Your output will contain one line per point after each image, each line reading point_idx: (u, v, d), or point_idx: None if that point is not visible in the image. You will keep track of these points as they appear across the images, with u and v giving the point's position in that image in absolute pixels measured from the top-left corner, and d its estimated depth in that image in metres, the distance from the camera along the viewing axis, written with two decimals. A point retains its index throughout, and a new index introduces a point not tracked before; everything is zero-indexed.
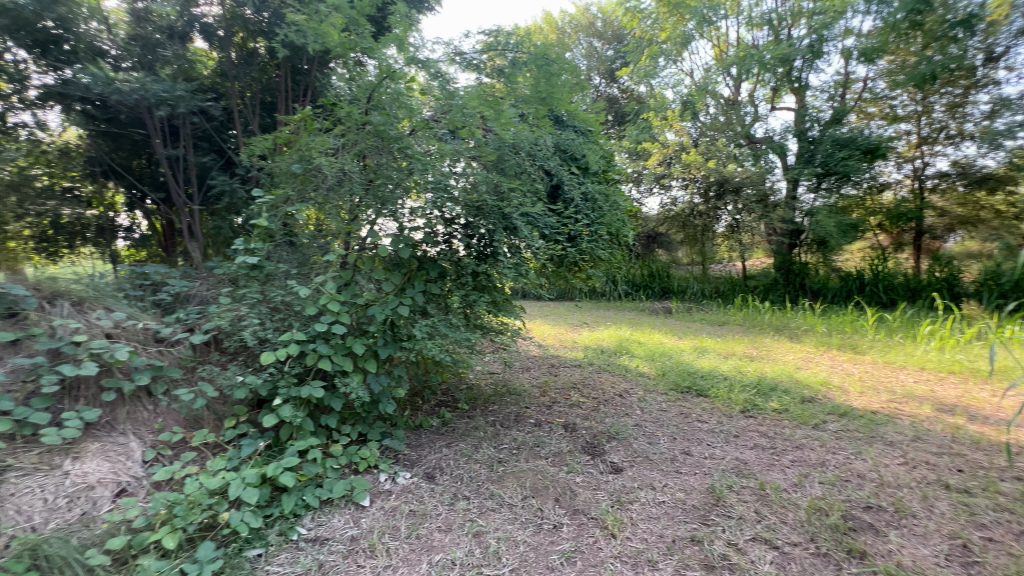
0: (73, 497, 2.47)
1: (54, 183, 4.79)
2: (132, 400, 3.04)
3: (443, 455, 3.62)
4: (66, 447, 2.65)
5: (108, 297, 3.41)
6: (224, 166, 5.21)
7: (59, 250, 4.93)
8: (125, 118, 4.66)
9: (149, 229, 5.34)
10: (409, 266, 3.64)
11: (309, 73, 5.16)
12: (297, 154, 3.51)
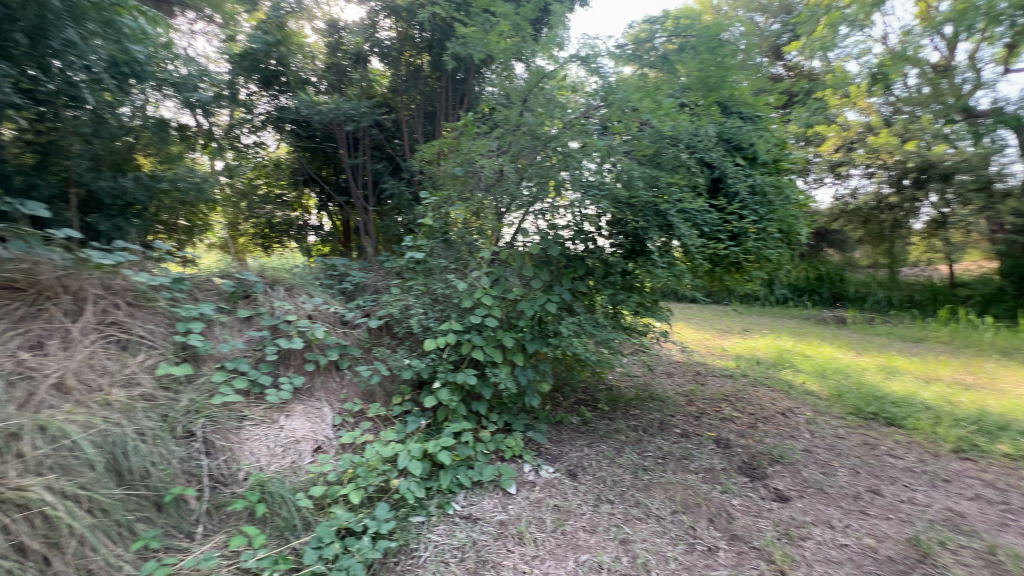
0: (286, 446, 2.98)
1: (269, 191, 5.92)
2: (325, 372, 3.61)
3: (585, 454, 3.62)
4: (281, 406, 3.21)
5: (309, 285, 4.11)
6: (394, 171, 5.88)
7: (272, 245, 6.04)
8: (320, 132, 5.56)
9: (332, 228, 6.32)
10: (557, 264, 3.69)
11: (467, 81, 5.55)
12: (459, 158, 3.77)
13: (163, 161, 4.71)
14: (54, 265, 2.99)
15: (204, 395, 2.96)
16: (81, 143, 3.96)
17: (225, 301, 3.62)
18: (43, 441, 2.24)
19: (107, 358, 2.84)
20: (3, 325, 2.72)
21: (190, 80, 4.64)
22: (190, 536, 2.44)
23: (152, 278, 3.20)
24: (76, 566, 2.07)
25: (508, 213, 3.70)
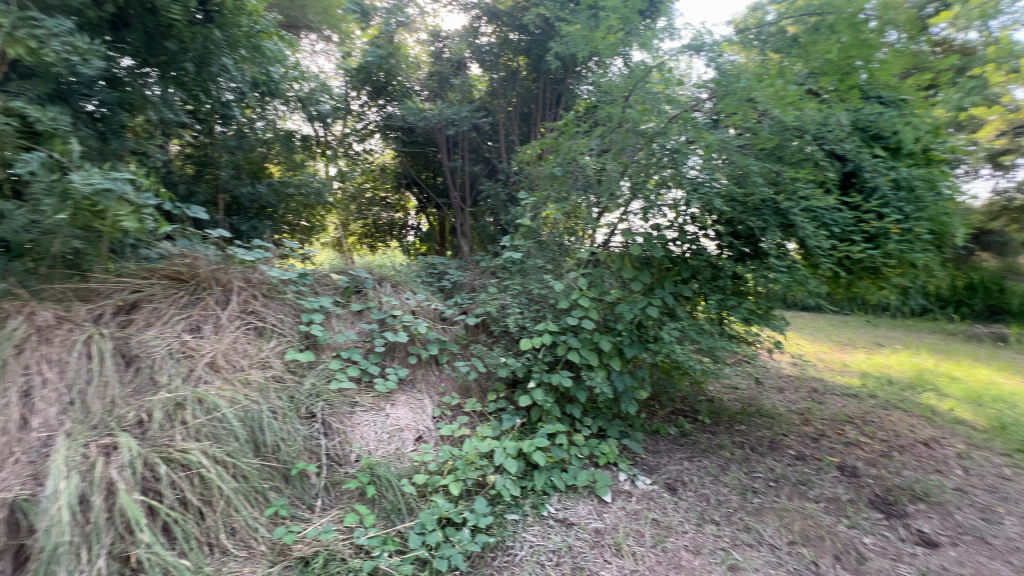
0: (391, 434, 3.18)
1: (375, 194, 6.34)
2: (426, 365, 3.79)
3: (685, 468, 3.42)
4: (387, 395, 3.43)
5: (412, 282, 4.34)
6: (490, 173, 6.02)
7: (375, 244, 6.48)
8: (421, 137, 5.84)
9: (430, 227, 6.53)
10: (659, 266, 3.50)
11: (564, 81, 5.51)
12: (560, 158, 3.75)
13: (288, 168, 5.19)
14: (208, 261, 3.42)
15: (323, 379, 3.25)
16: (228, 151, 4.62)
17: (341, 295, 3.95)
18: (201, 411, 2.60)
19: (248, 342, 3.22)
20: (171, 310, 3.15)
21: (312, 93, 5.33)
22: (311, 509, 2.65)
23: (283, 273, 3.60)
24: (224, 523, 2.34)
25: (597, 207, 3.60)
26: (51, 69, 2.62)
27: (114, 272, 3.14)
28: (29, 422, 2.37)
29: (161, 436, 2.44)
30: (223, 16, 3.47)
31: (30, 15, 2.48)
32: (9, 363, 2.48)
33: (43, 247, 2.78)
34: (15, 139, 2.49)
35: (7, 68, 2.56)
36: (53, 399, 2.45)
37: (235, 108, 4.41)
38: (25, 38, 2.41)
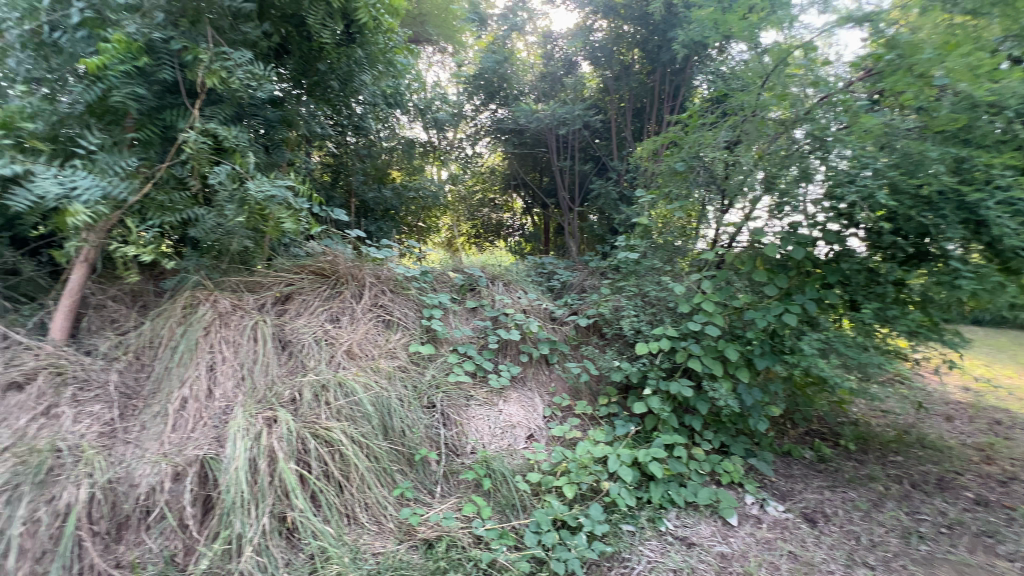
0: (504, 430, 3.26)
1: (485, 195, 6.60)
2: (536, 365, 3.81)
3: (826, 499, 3.03)
4: (500, 391, 3.51)
5: (523, 281, 4.40)
6: (601, 171, 5.89)
7: (480, 244, 6.69)
8: (529, 138, 5.89)
9: (534, 226, 6.65)
10: (798, 269, 3.14)
11: (684, 71, 5.20)
12: (684, 152, 3.52)
13: (409, 173, 5.68)
14: (345, 259, 3.77)
15: (442, 372, 3.41)
16: (356, 161, 5.02)
17: (457, 292, 4.13)
18: (342, 394, 2.87)
19: (378, 333, 3.50)
20: (316, 302, 3.52)
21: (436, 107, 5.77)
22: (432, 494, 2.81)
23: (408, 271, 3.89)
24: (360, 498, 2.56)
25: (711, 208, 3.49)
26: (236, 94, 3.08)
27: (273, 266, 3.57)
28: (213, 392, 2.77)
29: (310, 414, 2.74)
30: (364, 35, 3.77)
31: (223, 50, 2.94)
32: (198, 342, 2.92)
33: (224, 245, 3.28)
34: (209, 155, 2.97)
35: (205, 96, 3.07)
36: (230, 374, 2.85)
37: (371, 120, 4.84)
38: (219, 69, 2.86)
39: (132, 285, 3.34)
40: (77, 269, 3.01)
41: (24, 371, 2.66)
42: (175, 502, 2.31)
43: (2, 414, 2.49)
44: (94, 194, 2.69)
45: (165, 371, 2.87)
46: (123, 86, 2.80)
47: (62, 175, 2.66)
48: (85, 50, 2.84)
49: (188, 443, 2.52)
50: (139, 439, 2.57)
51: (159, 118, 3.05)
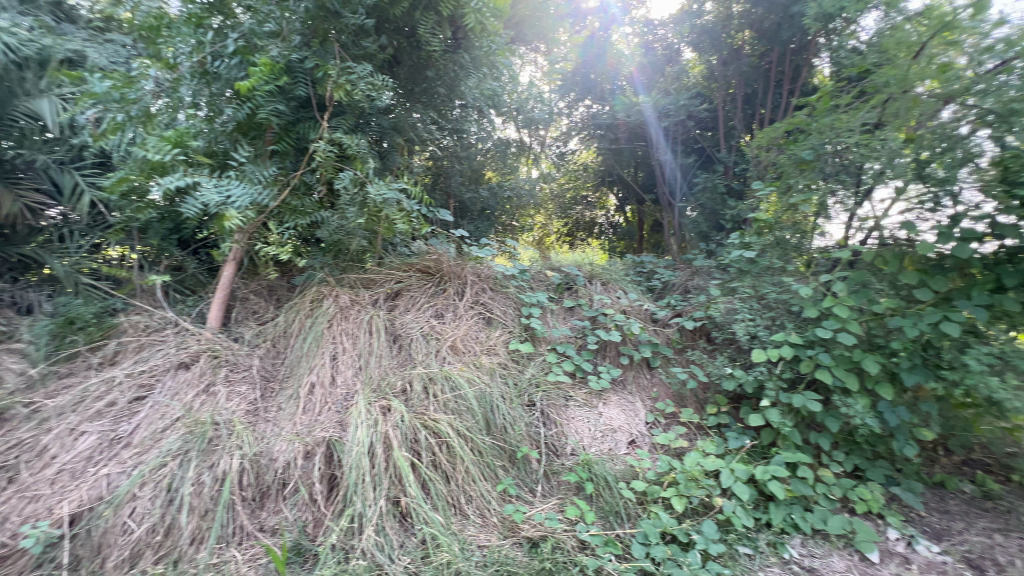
0: (604, 433, 3.18)
1: (578, 193, 6.54)
2: (637, 368, 3.67)
3: (994, 544, 2.59)
4: (599, 393, 3.43)
5: (622, 280, 4.25)
6: (705, 163, 5.54)
7: (572, 242, 6.68)
8: (625, 133, 5.62)
9: (627, 223, 6.50)
10: (960, 269, 2.69)
11: (808, 49, 4.66)
12: (812, 138, 3.15)
13: (503, 174, 5.81)
14: (448, 257, 3.90)
15: (541, 371, 3.41)
16: (455, 164, 5.18)
17: (554, 291, 4.10)
18: (448, 387, 2.98)
19: (479, 330, 3.59)
20: (423, 298, 3.70)
21: (531, 107, 5.61)
22: (533, 492, 2.82)
23: (507, 268, 3.94)
24: (465, 490, 2.64)
25: (837, 203, 3.17)
26: (358, 105, 3.35)
27: (385, 264, 3.80)
28: (335, 380, 3.04)
29: (419, 405, 2.88)
30: (469, 40, 3.88)
31: (347, 65, 3.20)
32: (323, 333, 3.21)
33: (345, 245, 3.57)
34: (334, 162, 3.26)
35: (332, 108, 3.38)
36: (349, 364, 3.10)
37: (470, 122, 4.94)
38: (345, 83, 3.12)
39: (269, 280, 3.78)
40: (229, 265, 3.49)
41: (190, 353, 3.12)
42: (307, 477, 2.57)
43: (174, 389, 2.93)
44: (244, 201, 3.07)
45: (296, 358, 3.18)
46: (267, 104, 3.18)
47: (220, 184, 3.07)
48: (237, 75, 3.23)
49: (316, 425, 2.78)
50: (276, 418, 2.88)
51: (294, 131, 3.41)
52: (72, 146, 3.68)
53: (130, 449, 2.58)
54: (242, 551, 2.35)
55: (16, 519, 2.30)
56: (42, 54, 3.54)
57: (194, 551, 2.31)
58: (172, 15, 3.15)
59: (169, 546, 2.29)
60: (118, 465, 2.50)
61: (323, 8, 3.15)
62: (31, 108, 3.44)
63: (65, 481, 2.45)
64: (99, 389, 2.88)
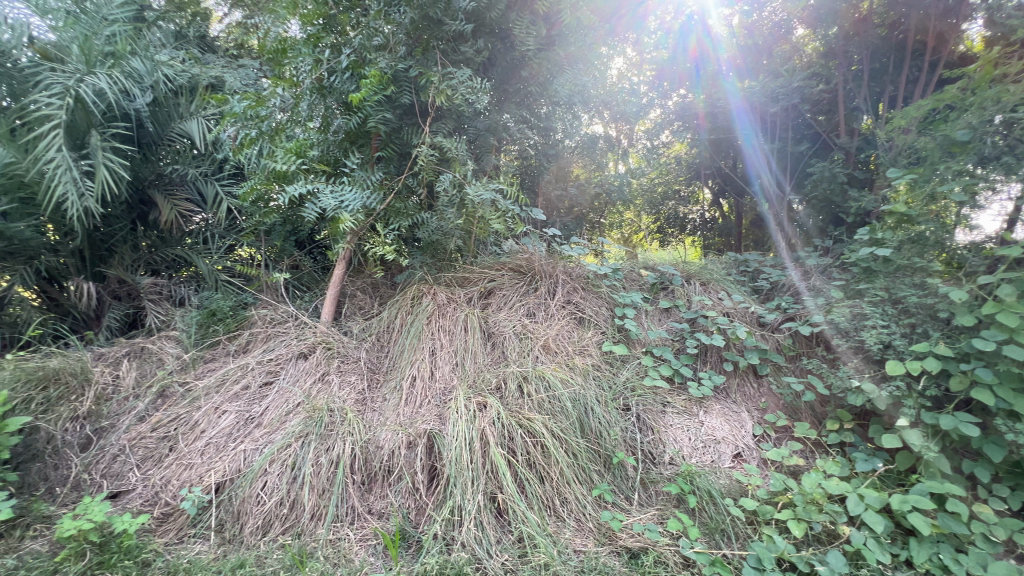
0: (707, 444, 3.01)
1: (670, 186, 6.17)
2: (741, 375, 3.41)
3: None
4: (700, 400, 3.24)
5: (725, 281, 3.97)
6: (820, 151, 4.87)
7: (662, 239, 6.33)
8: (721, 124, 5.28)
9: (723, 218, 6.03)
10: None
11: (956, 12, 3.93)
12: (968, 115, 2.75)
13: (591, 171, 5.76)
14: (539, 257, 3.89)
15: (637, 375, 3.28)
16: (543, 162, 5.14)
17: (648, 291, 3.92)
18: (542, 387, 2.97)
19: (571, 330, 3.53)
20: (515, 297, 3.72)
21: (623, 101, 5.45)
22: (629, 500, 2.73)
23: (599, 267, 3.83)
24: (559, 492, 2.63)
25: (990, 190, 2.70)
26: (457, 108, 3.45)
27: (478, 263, 3.90)
28: (434, 374, 3.17)
29: (514, 403, 2.90)
30: (564, 35, 3.84)
31: (448, 70, 3.32)
32: (423, 330, 3.35)
33: (442, 244, 3.72)
34: (434, 165, 3.39)
35: (433, 114, 3.53)
36: (448, 359, 3.22)
37: (559, 121, 4.89)
38: (446, 87, 3.24)
39: (374, 278, 4.04)
40: (340, 264, 3.79)
41: (308, 344, 3.43)
42: (409, 467, 2.70)
43: (296, 375, 3.24)
44: (355, 205, 3.34)
45: (399, 352, 3.37)
46: (376, 113, 3.39)
47: (336, 191, 3.39)
48: (349, 87, 3.46)
49: (418, 417, 2.91)
50: (381, 408, 3.07)
51: (397, 137, 3.60)
52: (215, 160, 4.23)
53: (261, 429, 2.89)
54: (355, 531, 2.53)
55: (176, 483, 2.69)
56: (192, 82, 4.13)
57: (315, 525, 2.53)
58: (293, 39, 3.40)
59: (294, 519, 2.54)
60: (252, 442, 2.81)
61: (426, 18, 3.30)
62: (183, 129, 4.02)
63: (211, 452, 2.82)
64: (236, 373, 3.26)
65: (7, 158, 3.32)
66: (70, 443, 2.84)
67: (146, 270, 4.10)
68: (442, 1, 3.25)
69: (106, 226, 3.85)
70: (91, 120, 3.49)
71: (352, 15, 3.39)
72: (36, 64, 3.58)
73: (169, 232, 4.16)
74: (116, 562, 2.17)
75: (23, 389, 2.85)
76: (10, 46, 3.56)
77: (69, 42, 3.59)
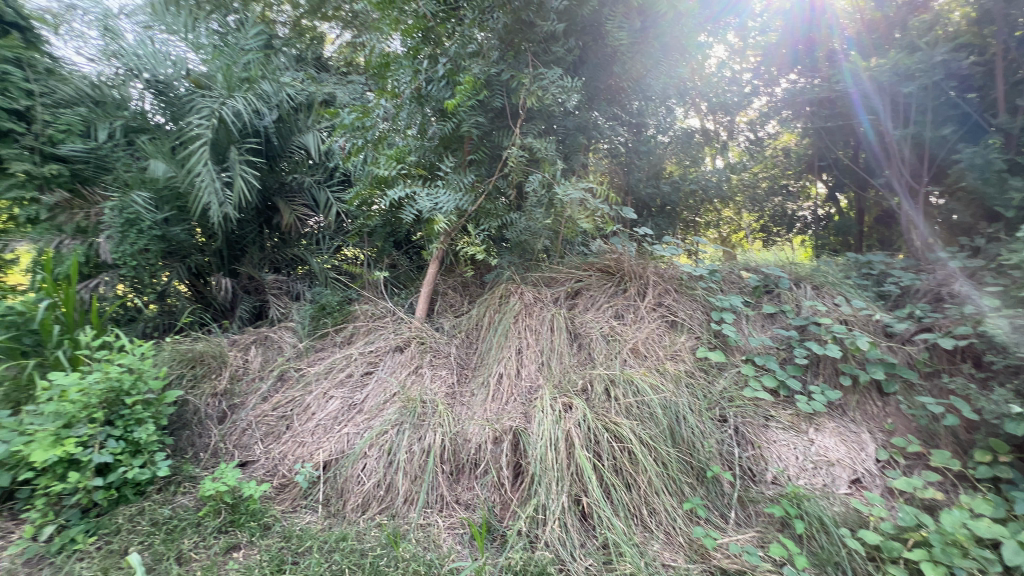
0: (817, 465, 2.73)
1: (775, 182, 5.73)
2: (862, 391, 3.03)
3: None
4: (809, 417, 2.94)
5: (843, 285, 3.55)
6: (972, 132, 3.98)
7: (766, 240, 5.98)
8: (840, 109, 4.70)
9: (841, 215, 5.38)
10: None
11: None
12: None
13: (686, 167, 5.47)
14: (630, 257, 3.75)
15: (735, 385, 3.05)
16: (634, 159, 4.98)
17: (749, 295, 3.62)
18: (631, 392, 2.86)
19: (663, 334, 3.35)
20: (603, 298, 3.64)
21: (723, 91, 5.07)
22: (725, 518, 2.56)
23: (694, 269, 3.60)
24: (647, 501, 2.52)
25: None
26: (548, 109, 3.46)
27: (566, 263, 3.88)
28: (521, 372, 3.21)
29: (601, 406, 2.82)
30: (661, 26, 3.70)
31: (539, 71, 3.34)
32: (510, 328, 3.41)
33: (530, 244, 3.77)
34: (524, 166, 3.43)
35: (524, 115, 3.58)
36: (533, 358, 3.24)
37: (651, 116, 4.79)
38: (537, 88, 3.26)
39: (464, 277, 4.20)
40: (433, 264, 3.97)
41: (403, 339, 3.66)
42: (495, 462, 2.76)
43: (393, 367, 3.47)
44: (449, 207, 3.48)
45: (487, 349, 3.46)
46: (469, 118, 3.51)
47: (431, 194, 3.54)
48: (444, 95, 3.60)
49: (504, 414, 2.97)
50: (469, 402, 3.17)
51: (489, 140, 3.70)
52: (327, 168, 4.62)
53: (362, 415, 3.14)
54: (443, 518, 2.64)
55: (291, 458, 3.01)
56: (309, 98, 4.55)
57: (408, 509, 2.67)
58: (395, 53, 3.61)
59: (389, 501, 2.71)
60: (354, 426, 3.06)
61: (519, 21, 3.35)
62: (302, 141, 4.49)
63: (320, 433, 3.11)
64: (342, 362, 3.56)
65: (171, 172, 3.98)
66: (211, 416, 3.26)
67: (270, 267, 4.65)
68: (535, 4, 3.27)
69: (240, 229, 4.42)
70: (230, 138, 4.05)
71: (449, 26, 3.46)
72: (191, 91, 4.25)
73: (289, 234, 4.67)
74: (244, 522, 2.49)
75: (177, 367, 3.35)
76: (173, 78, 4.28)
77: (215, 71, 4.21)
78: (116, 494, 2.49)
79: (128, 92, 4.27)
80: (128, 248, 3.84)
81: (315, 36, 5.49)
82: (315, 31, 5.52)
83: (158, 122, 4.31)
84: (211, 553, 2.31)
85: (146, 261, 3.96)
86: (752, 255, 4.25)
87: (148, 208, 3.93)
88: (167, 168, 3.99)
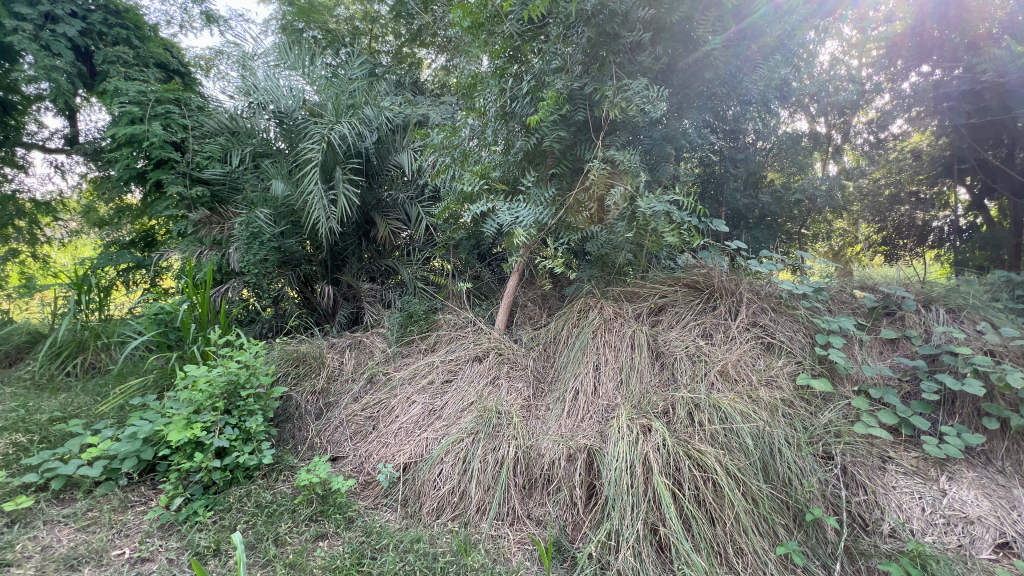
0: (951, 521, 2.34)
1: (903, 188, 5.09)
2: (1013, 438, 2.63)
3: None
4: (938, 461, 2.56)
5: (989, 310, 3.04)
6: None
7: (889, 253, 5.23)
8: (993, 100, 3.92)
9: (990, 225, 4.62)
10: None
11: None
12: None
13: (790, 174, 5.27)
14: (720, 272, 3.53)
15: (843, 419, 2.71)
16: (729, 167, 4.72)
17: (863, 317, 3.20)
18: (717, 418, 2.64)
19: (757, 356, 3.06)
20: (689, 316, 3.44)
21: (835, 89, 4.92)
22: (827, 568, 2.27)
23: (796, 286, 3.23)
24: (734, 540, 2.31)
25: None
26: (632, 119, 3.37)
27: (650, 277, 3.74)
28: (598, 390, 3.12)
29: (683, 432, 2.63)
30: (759, 28, 3.45)
31: (624, 83, 3.27)
32: (588, 343, 3.34)
33: (611, 258, 3.77)
34: (606, 179, 3.34)
35: (607, 128, 3.55)
36: (612, 376, 3.14)
37: (749, 122, 4.54)
38: (621, 100, 3.19)
39: (543, 291, 4.27)
40: (513, 276, 4.03)
41: (483, 349, 3.76)
42: (568, 479, 2.71)
43: (471, 376, 3.57)
44: (529, 221, 3.47)
45: (564, 363, 3.42)
46: (552, 133, 3.52)
47: (512, 208, 3.59)
48: (528, 111, 3.64)
49: (579, 431, 2.90)
50: (545, 416, 3.15)
51: (571, 154, 3.71)
52: (418, 185, 4.91)
53: (440, 421, 3.26)
54: (514, 532, 2.65)
55: (376, 458, 3.19)
56: (405, 120, 4.90)
57: (479, 519, 2.71)
58: (483, 73, 3.74)
59: (462, 508, 2.76)
60: (434, 432, 3.18)
61: (603, 34, 3.32)
62: (397, 161, 4.84)
63: (402, 435, 3.27)
64: (425, 369, 3.75)
65: (287, 191, 4.50)
66: (309, 412, 3.57)
67: (366, 277, 5.03)
68: (619, 16, 3.19)
69: (343, 242, 4.86)
70: (337, 159, 4.47)
71: (534, 43, 3.51)
72: (306, 119, 4.70)
73: (384, 247, 5.03)
74: (333, 513, 2.70)
75: (285, 365, 3.75)
76: (293, 108, 4.78)
77: (326, 100, 4.67)
78: (230, 475, 2.82)
79: (258, 123, 4.87)
80: (251, 257, 4.38)
81: (412, 62, 6.03)
82: (413, 57, 6.09)
83: (279, 148, 4.89)
84: (303, 539, 2.52)
85: (265, 270, 4.48)
86: (869, 270, 3.84)
87: (269, 223, 4.47)
88: (284, 187, 4.50)
